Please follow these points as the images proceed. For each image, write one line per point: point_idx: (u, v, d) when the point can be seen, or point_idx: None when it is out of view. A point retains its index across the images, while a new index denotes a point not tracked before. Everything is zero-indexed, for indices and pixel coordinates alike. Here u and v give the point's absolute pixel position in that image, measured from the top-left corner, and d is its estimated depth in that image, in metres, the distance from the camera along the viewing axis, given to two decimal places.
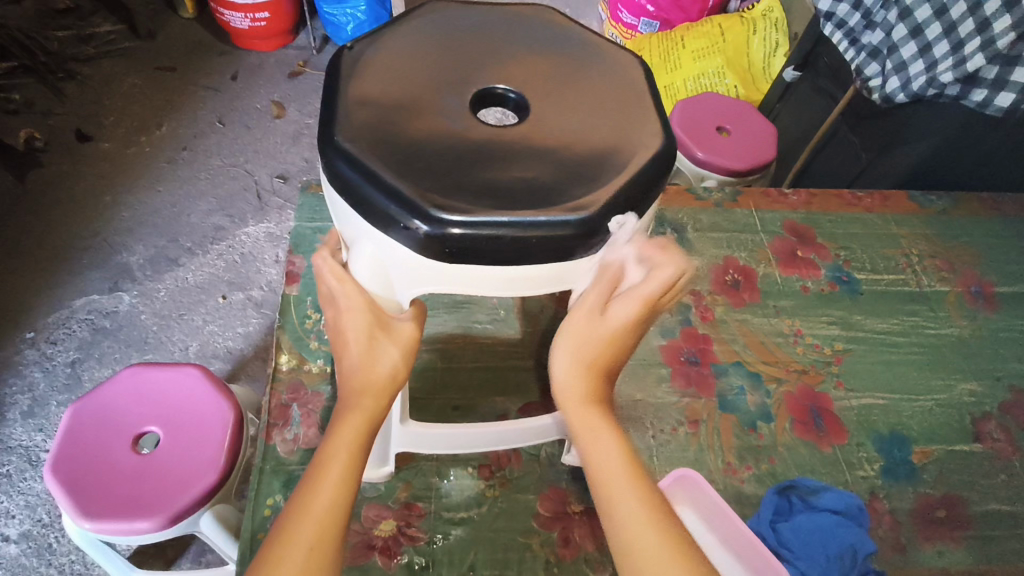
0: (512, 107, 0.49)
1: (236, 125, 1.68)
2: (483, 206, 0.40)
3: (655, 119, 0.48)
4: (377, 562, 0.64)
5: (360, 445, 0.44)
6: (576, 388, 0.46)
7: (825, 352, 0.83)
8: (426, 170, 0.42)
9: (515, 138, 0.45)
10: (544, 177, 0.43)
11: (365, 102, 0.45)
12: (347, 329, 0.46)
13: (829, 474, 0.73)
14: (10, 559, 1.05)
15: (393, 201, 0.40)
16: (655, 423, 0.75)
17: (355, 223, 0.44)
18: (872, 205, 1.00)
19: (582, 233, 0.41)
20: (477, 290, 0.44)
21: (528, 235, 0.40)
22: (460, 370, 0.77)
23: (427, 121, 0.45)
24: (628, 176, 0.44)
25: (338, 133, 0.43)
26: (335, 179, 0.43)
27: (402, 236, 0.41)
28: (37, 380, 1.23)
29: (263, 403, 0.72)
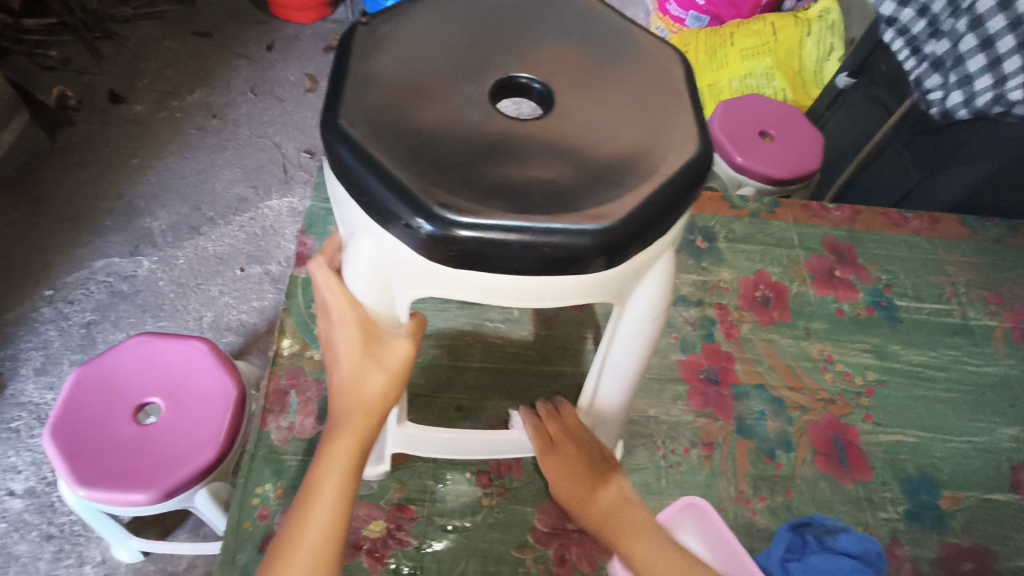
0: (536, 98, 0.45)
1: (268, 97, 1.66)
2: (494, 207, 0.37)
3: (693, 121, 0.43)
4: (363, 563, 0.61)
5: (353, 465, 0.43)
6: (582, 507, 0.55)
7: (855, 382, 0.78)
8: (434, 162, 0.38)
9: (536, 134, 0.41)
10: (562, 178, 0.39)
11: (377, 84, 0.41)
12: (339, 342, 0.45)
13: (848, 513, 0.69)
14: (13, 514, 1.06)
15: (396, 196, 0.37)
16: (668, 443, 0.71)
17: (353, 216, 0.40)
18: (921, 227, 0.94)
19: (600, 246, 0.37)
20: (481, 297, 0.41)
21: (542, 243, 0.37)
22: (467, 369, 0.74)
23: (440, 109, 0.41)
24: (656, 185, 0.39)
25: (341, 115, 0.39)
26: (334, 164, 0.39)
27: (403, 233, 0.38)
28: (52, 338, 1.24)
29: (262, 387, 0.70)
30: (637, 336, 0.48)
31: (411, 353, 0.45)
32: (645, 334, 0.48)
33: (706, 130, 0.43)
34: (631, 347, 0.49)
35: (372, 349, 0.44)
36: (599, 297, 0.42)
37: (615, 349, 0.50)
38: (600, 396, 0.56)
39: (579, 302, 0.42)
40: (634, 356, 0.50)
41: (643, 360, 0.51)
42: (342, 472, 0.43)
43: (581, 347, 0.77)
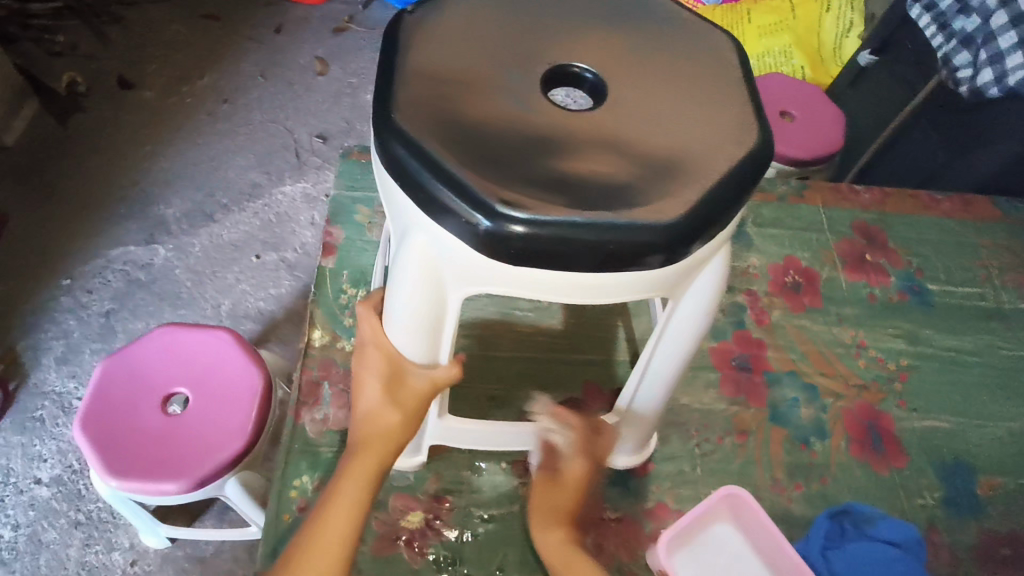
0: (588, 89, 0.44)
1: (278, 80, 1.64)
2: (555, 204, 0.36)
3: (749, 111, 0.42)
4: (402, 555, 0.61)
5: (365, 490, 0.48)
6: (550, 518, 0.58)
7: (888, 367, 0.78)
8: (491, 158, 0.37)
9: (591, 126, 0.40)
10: (619, 173, 0.38)
11: (426, 75, 0.40)
12: (367, 378, 0.50)
13: (884, 499, 0.68)
14: (41, 502, 1.07)
15: (455, 192, 0.36)
16: (702, 431, 0.71)
17: (406, 212, 0.40)
18: (952, 210, 0.93)
19: (663, 242, 0.37)
20: (536, 295, 0.40)
21: (605, 240, 0.36)
22: (498, 359, 0.73)
23: (490, 100, 0.40)
24: (715, 179, 0.39)
25: (392, 108, 0.39)
26: (388, 160, 0.38)
27: (462, 231, 0.37)
28: (72, 328, 1.24)
29: (293, 379, 0.70)
30: (688, 329, 0.48)
31: (432, 389, 0.49)
32: (691, 335, 0.48)
33: (763, 120, 0.42)
34: (678, 344, 0.49)
35: (394, 385, 0.49)
36: (654, 293, 0.42)
37: (664, 343, 0.50)
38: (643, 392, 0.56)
39: (638, 298, 0.42)
40: (683, 350, 0.50)
41: (690, 355, 0.51)
42: (356, 490, 0.48)
43: (613, 336, 0.76)
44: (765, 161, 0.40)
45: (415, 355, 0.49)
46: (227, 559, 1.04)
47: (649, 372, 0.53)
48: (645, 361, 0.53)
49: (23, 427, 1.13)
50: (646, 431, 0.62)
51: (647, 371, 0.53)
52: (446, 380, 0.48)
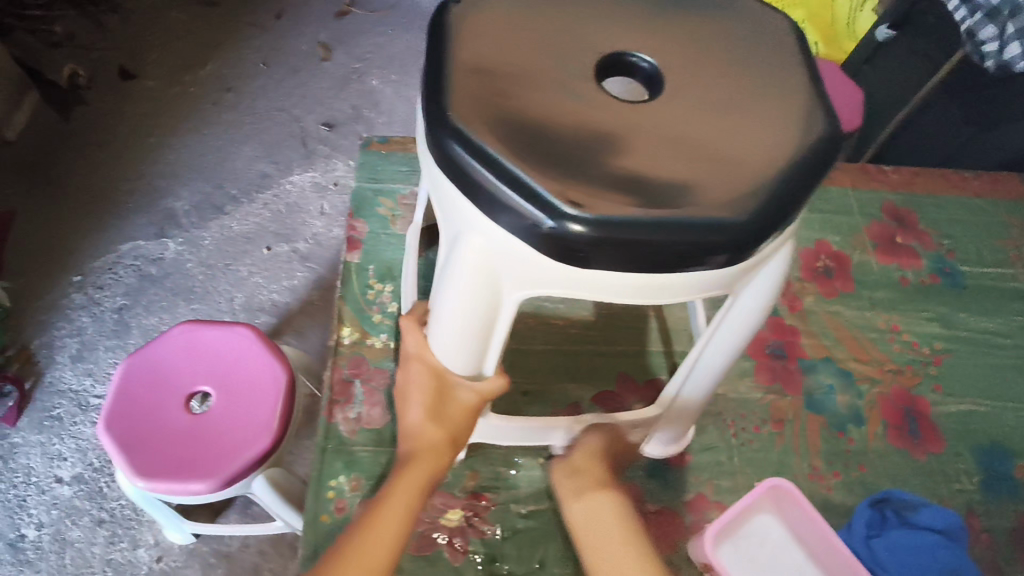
0: (642, 78, 0.43)
1: (282, 67, 1.61)
2: (623, 204, 0.35)
3: (808, 103, 0.42)
4: (444, 553, 0.61)
5: (418, 489, 0.48)
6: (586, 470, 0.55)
7: (923, 351, 0.77)
8: (554, 155, 0.37)
9: (652, 120, 0.40)
10: (683, 169, 0.38)
11: (478, 71, 0.40)
12: (412, 388, 0.51)
13: (923, 486, 0.68)
14: (64, 501, 1.06)
15: (517, 192, 0.35)
16: (739, 421, 0.70)
17: (461, 213, 0.39)
18: (980, 188, 0.91)
19: (732, 241, 0.36)
20: (598, 297, 0.39)
21: (678, 241, 0.35)
22: (531, 352, 0.72)
23: (545, 96, 0.40)
24: (780, 174, 0.38)
25: (448, 107, 0.38)
26: (446, 163, 0.38)
27: (525, 234, 0.36)
28: (85, 325, 1.22)
29: (325, 377, 0.69)
30: (742, 325, 0.47)
31: (477, 403, 0.50)
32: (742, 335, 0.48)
33: (822, 112, 0.42)
34: (733, 337, 0.48)
35: (442, 394, 0.50)
36: (716, 292, 0.41)
37: (717, 336, 0.49)
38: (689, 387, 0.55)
39: (696, 297, 0.40)
40: (733, 346, 0.49)
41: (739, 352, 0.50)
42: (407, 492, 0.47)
43: (646, 326, 0.75)
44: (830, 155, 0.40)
45: (458, 367, 0.49)
46: (253, 553, 1.03)
47: (698, 365, 0.52)
48: (698, 351, 0.52)
49: (41, 427, 1.12)
50: (683, 426, 0.62)
51: (698, 361, 0.52)
52: (492, 392, 0.50)
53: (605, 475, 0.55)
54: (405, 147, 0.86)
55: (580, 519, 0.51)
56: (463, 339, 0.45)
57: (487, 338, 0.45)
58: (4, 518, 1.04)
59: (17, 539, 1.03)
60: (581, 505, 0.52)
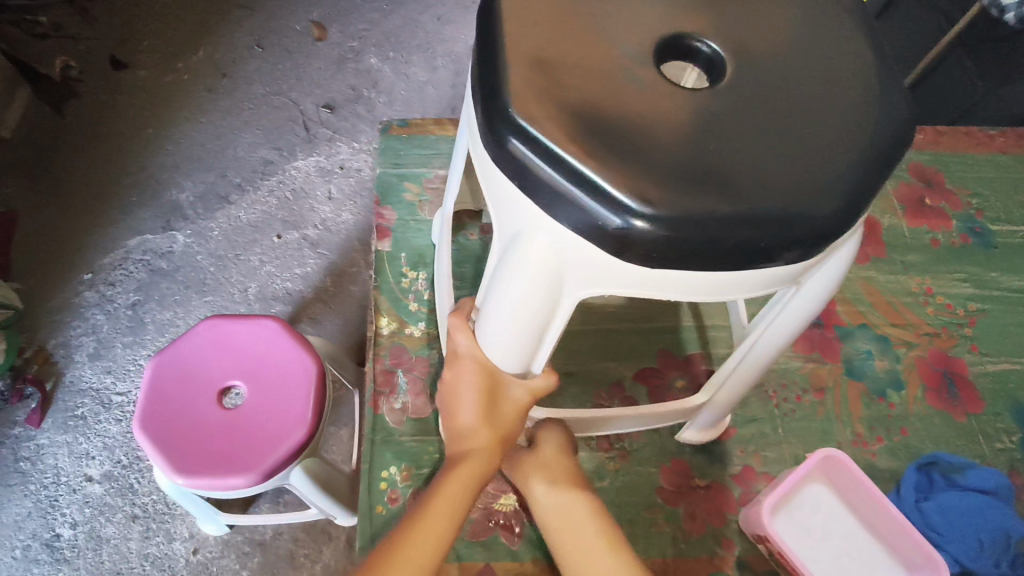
0: (703, 62, 0.45)
1: (277, 49, 1.53)
2: (697, 198, 0.36)
3: (864, 88, 0.43)
4: (501, 538, 0.62)
5: (469, 487, 0.48)
6: (559, 465, 0.56)
7: (957, 313, 0.77)
8: (621, 146, 0.37)
9: (718, 105, 0.40)
10: (753, 157, 0.38)
11: (538, 63, 0.40)
12: (464, 387, 0.50)
13: (965, 446, 0.69)
14: (95, 498, 1.03)
15: (584, 190, 0.36)
16: (781, 390, 0.71)
17: (524, 213, 0.39)
18: (1006, 144, 0.91)
19: (808, 236, 0.38)
20: (663, 295, 0.40)
21: (759, 237, 0.37)
22: (570, 334, 0.72)
23: (609, 82, 0.40)
24: (844, 163, 0.39)
25: (509, 102, 0.39)
26: (509, 161, 0.39)
27: (593, 233, 0.37)
28: (100, 323, 1.18)
29: (367, 369, 0.68)
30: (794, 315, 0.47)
31: (530, 400, 0.50)
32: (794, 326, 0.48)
33: (874, 96, 0.43)
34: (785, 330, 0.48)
35: (495, 394, 0.50)
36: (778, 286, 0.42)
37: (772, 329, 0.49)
38: (736, 374, 0.54)
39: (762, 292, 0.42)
40: (789, 333, 0.49)
41: (790, 339, 0.49)
42: (464, 488, 0.48)
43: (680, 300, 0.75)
44: (893, 145, 0.41)
45: (508, 366, 0.48)
46: (287, 540, 1.00)
47: (752, 352, 0.51)
48: (753, 339, 0.51)
49: (66, 426, 1.08)
50: (724, 411, 0.61)
51: (750, 350, 0.51)
52: (545, 389, 0.50)
53: (573, 469, 0.56)
54: (425, 130, 0.84)
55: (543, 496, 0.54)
56: (517, 340, 0.45)
57: (539, 340, 0.45)
58: (36, 519, 1.01)
59: (52, 538, 1.00)
60: (552, 501, 0.53)
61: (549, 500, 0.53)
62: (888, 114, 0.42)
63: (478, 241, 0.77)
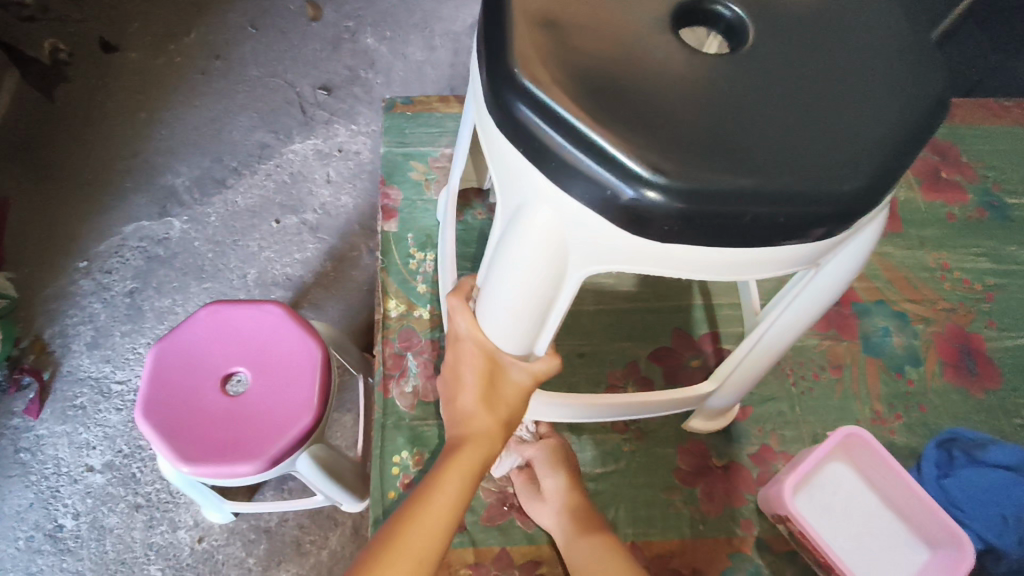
0: (724, 29, 0.40)
1: (271, 30, 1.50)
2: (717, 167, 0.32)
3: (905, 55, 0.39)
4: (516, 521, 0.61)
5: (469, 479, 0.46)
6: (566, 501, 0.57)
7: (975, 288, 0.76)
8: (636, 112, 0.33)
9: (744, 74, 0.36)
10: (781, 129, 0.34)
11: (545, 17, 0.36)
12: (465, 370, 0.47)
13: (984, 422, 0.68)
14: (97, 488, 1.01)
15: (593, 158, 0.32)
16: (798, 369, 0.69)
17: (528, 182, 0.36)
18: (1022, 116, 0.89)
19: (836, 213, 0.34)
20: (676, 274, 0.37)
21: (778, 213, 0.33)
22: (582, 314, 0.71)
23: (623, 39, 0.36)
24: (884, 126, 0.35)
25: (513, 60, 0.35)
26: (511, 123, 0.35)
27: (601, 206, 0.34)
28: (97, 311, 1.16)
29: (376, 353, 0.67)
30: (820, 298, 0.44)
31: (532, 382, 0.47)
32: (815, 306, 0.45)
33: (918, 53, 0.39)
34: (804, 313, 0.45)
35: (496, 379, 0.47)
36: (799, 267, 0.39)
37: (789, 311, 0.46)
38: (752, 357, 0.51)
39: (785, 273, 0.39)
40: (813, 313, 0.45)
41: (816, 318, 0.46)
42: (459, 482, 0.45)
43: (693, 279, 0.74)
44: (932, 120, 0.37)
45: (510, 349, 0.45)
46: (292, 527, 0.99)
47: (765, 338, 0.49)
48: (763, 328, 0.48)
49: (65, 416, 1.06)
50: (737, 397, 0.58)
51: (762, 338, 0.49)
52: (547, 371, 0.46)
53: (587, 507, 0.57)
54: (430, 107, 0.82)
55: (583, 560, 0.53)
56: (519, 321, 0.42)
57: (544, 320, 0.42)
58: (38, 510, 1.00)
59: (55, 529, 0.99)
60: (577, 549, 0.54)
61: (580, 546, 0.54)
62: (929, 86, 0.38)
63: (486, 221, 0.75)
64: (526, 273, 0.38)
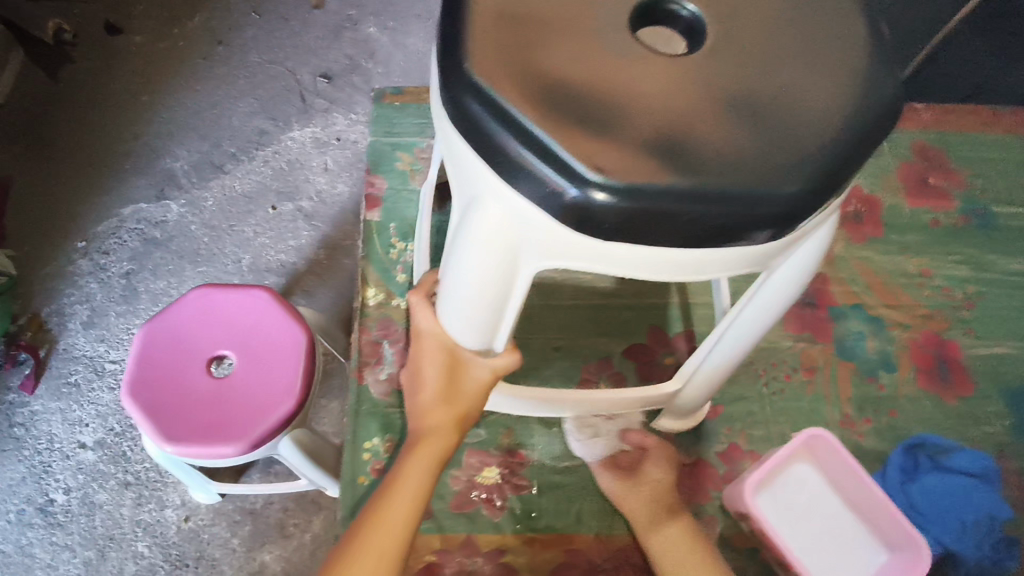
0: (681, 30, 0.40)
1: (273, 17, 1.50)
2: (657, 169, 0.33)
3: (864, 59, 0.38)
4: (482, 510, 0.62)
5: (429, 473, 0.48)
6: (654, 489, 0.61)
7: (953, 296, 0.76)
8: (581, 112, 0.34)
9: (697, 77, 0.36)
10: (723, 132, 0.34)
11: (500, 16, 0.37)
12: (425, 365, 0.49)
13: (954, 429, 0.68)
14: (88, 465, 1.03)
15: (537, 155, 0.33)
16: (770, 370, 0.70)
17: (477, 176, 0.36)
18: (1014, 124, 0.89)
19: (777, 217, 0.34)
20: (622, 272, 0.37)
21: (715, 214, 0.33)
22: (559, 308, 0.72)
23: (578, 38, 0.36)
24: (836, 128, 0.35)
25: (464, 58, 0.35)
26: (460, 119, 0.35)
27: (545, 203, 0.34)
28: (93, 291, 1.17)
29: (353, 340, 0.68)
30: (778, 301, 0.45)
31: (491, 379, 0.48)
32: (773, 309, 0.45)
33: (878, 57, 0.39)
34: (763, 315, 0.46)
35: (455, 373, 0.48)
36: (750, 269, 0.39)
37: (746, 314, 0.46)
38: (714, 357, 0.52)
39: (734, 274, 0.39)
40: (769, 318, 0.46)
41: (776, 320, 0.47)
42: (420, 477, 0.47)
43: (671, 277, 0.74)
44: (882, 125, 0.37)
45: (470, 344, 0.46)
46: (277, 510, 1.00)
47: (725, 340, 0.49)
48: (720, 332, 0.49)
49: (59, 393, 1.08)
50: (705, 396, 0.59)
51: (720, 342, 0.50)
52: (506, 368, 0.47)
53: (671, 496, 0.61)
54: (419, 99, 0.82)
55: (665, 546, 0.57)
56: (476, 314, 0.43)
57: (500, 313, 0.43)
58: (30, 484, 1.02)
59: (46, 503, 1.01)
60: (659, 534, 0.57)
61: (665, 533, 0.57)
62: (885, 92, 0.37)
63: None
64: (479, 268, 0.38)
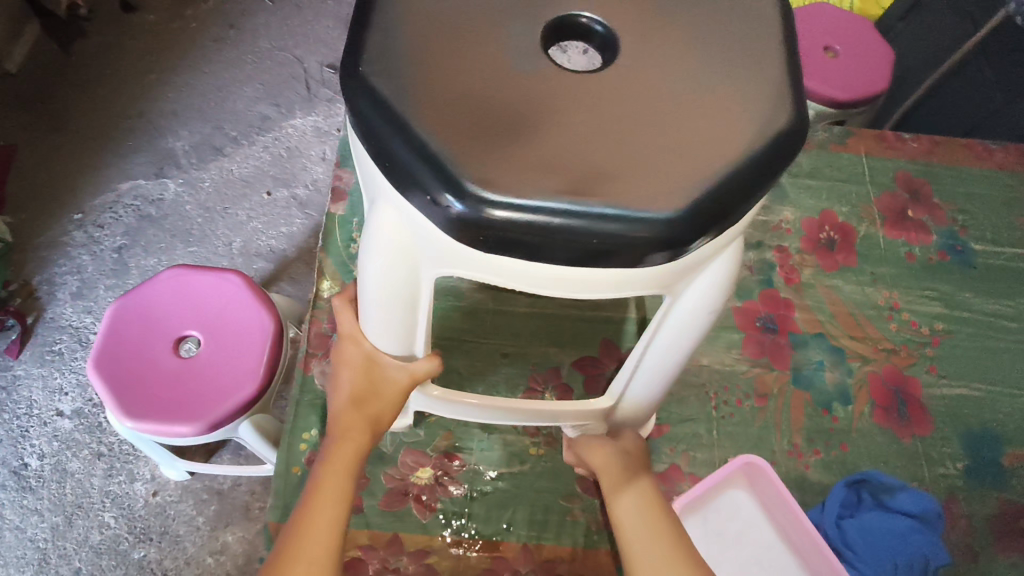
0: (598, 44, 0.40)
1: (286, 5, 1.52)
2: (540, 184, 0.32)
3: (778, 87, 0.38)
4: (412, 510, 0.62)
5: (351, 472, 0.48)
6: (617, 464, 0.56)
7: (921, 332, 0.74)
8: (473, 123, 0.34)
9: (602, 95, 0.36)
10: (616, 152, 0.34)
11: (413, 24, 0.37)
12: (346, 368, 0.51)
13: (904, 467, 0.67)
14: (64, 433, 1.05)
15: (421, 162, 0.33)
16: (722, 393, 0.69)
17: (375, 181, 0.37)
18: (1006, 161, 0.87)
19: (659, 240, 0.33)
20: (519, 285, 0.37)
21: (592, 233, 0.33)
22: (514, 315, 0.71)
23: (489, 50, 0.36)
24: (740, 155, 0.35)
25: (366, 62, 0.36)
26: (358, 121, 0.36)
27: (430, 211, 0.34)
28: (85, 263, 1.19)
29: (303, 331, 0.68)
30: (691, 322, 0.44)
31: (411, 383, 0.49)
32: (690, 332, 0.45)
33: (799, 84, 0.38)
34: (682, 338, 0.45)
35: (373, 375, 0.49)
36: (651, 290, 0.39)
37: (662, 335, 0.46)
38: (641, 375, 0.51)
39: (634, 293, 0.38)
40: (688, 342, 0.46)
41: (697, 343, 0.46)
42: (341, 477, 0.47)
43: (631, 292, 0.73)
44: (784, 155, 0.36)
45: (391, 349, 0.48)
46: (243, 492, 1.01)
47: (645, 360, 0.49)
48: (641, 354, 0.49)
49: (42, 360, 1.10)
50: (640, 414, 0.58)
51: (643, 364, 0.50)
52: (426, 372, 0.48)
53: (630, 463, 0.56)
54: None
55: (627, 515, 0.51)
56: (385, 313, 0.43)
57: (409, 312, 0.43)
58: (6, 447, 1.04)
59: (20, 467, 1.02)
60: (621, 501, 0.52)
61: (622, 500, 0.52)
62: (797, 121, 0.37)
63: None
64: (383, 269, 0.39)
